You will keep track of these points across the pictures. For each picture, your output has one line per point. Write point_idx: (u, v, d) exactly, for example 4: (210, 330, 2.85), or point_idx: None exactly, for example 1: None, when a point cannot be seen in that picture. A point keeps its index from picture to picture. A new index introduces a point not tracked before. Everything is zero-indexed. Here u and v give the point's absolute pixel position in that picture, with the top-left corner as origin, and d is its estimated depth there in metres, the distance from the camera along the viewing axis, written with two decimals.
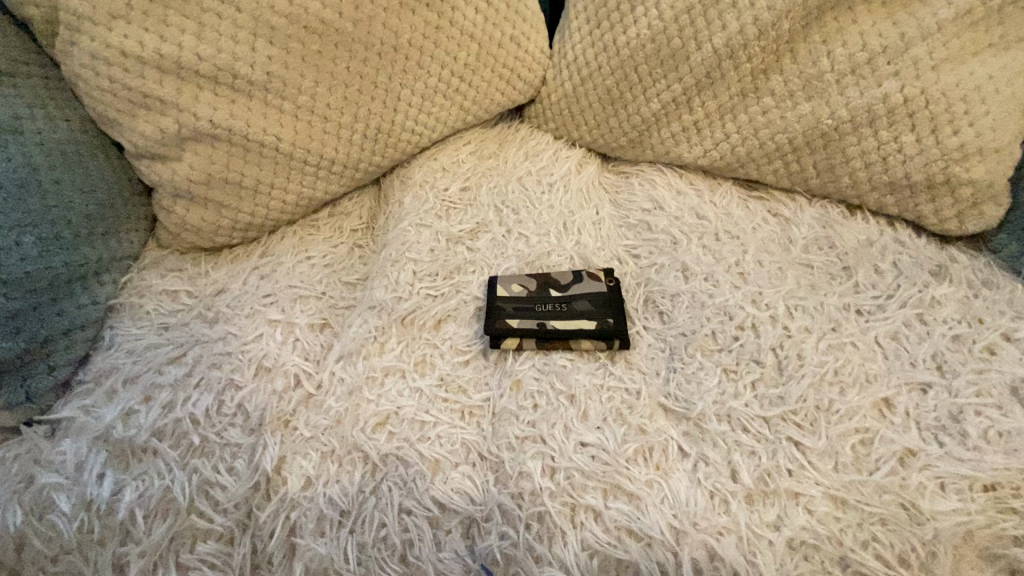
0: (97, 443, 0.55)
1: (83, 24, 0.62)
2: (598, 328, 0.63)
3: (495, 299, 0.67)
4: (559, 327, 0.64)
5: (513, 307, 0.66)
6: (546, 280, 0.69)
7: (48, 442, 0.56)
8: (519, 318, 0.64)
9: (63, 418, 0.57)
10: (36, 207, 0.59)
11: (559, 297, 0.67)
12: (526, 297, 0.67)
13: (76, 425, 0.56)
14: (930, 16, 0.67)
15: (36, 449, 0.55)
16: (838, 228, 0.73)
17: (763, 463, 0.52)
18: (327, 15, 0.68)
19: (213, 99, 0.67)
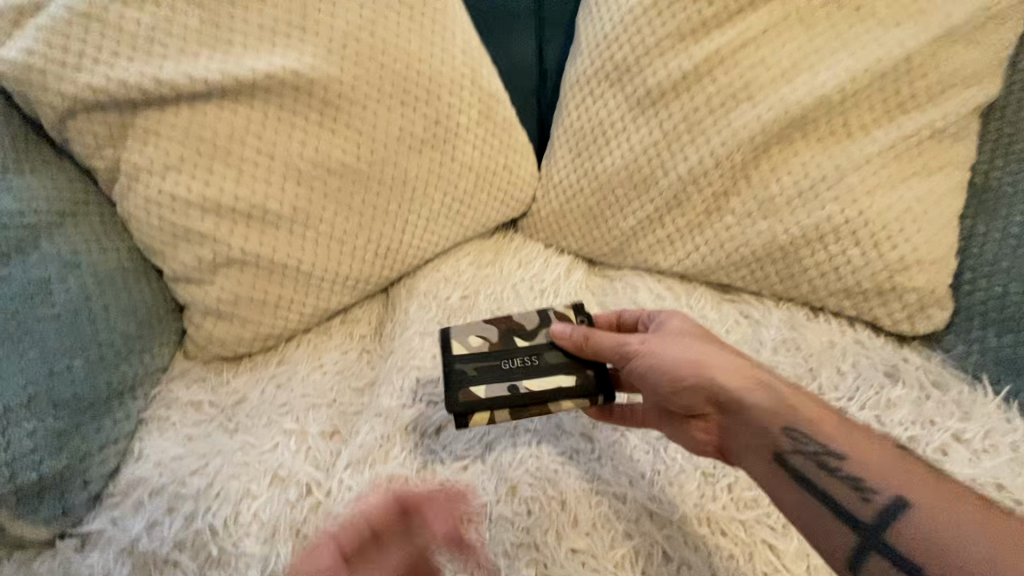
0: (122, 555, 0.62)
1: (141, 175, 0.74)
2: (577, 386, 0.64)
3: (455, 364, 0.65)
4: (532, 386, 0.63)
5: (474, 367, 0.64)
6: (508, 329, 0.68)
7: (77, 555, 0.62)
8: (483, 381, 0.63)
9: (93, 530, 0.64)
10: (87, 332, 0.68)
11: (526, 348, 0.66)
12: (487, 351, 0.66)
13: (105, 537, 0.63)
14: (859, 150, 0.78)
15: (66, 563, 0.62)
16: (804, 330, 0.82)
17: (740, 567, 0.59)
18: (346, 159, 0.79)
19: (245, 230, 0.77)
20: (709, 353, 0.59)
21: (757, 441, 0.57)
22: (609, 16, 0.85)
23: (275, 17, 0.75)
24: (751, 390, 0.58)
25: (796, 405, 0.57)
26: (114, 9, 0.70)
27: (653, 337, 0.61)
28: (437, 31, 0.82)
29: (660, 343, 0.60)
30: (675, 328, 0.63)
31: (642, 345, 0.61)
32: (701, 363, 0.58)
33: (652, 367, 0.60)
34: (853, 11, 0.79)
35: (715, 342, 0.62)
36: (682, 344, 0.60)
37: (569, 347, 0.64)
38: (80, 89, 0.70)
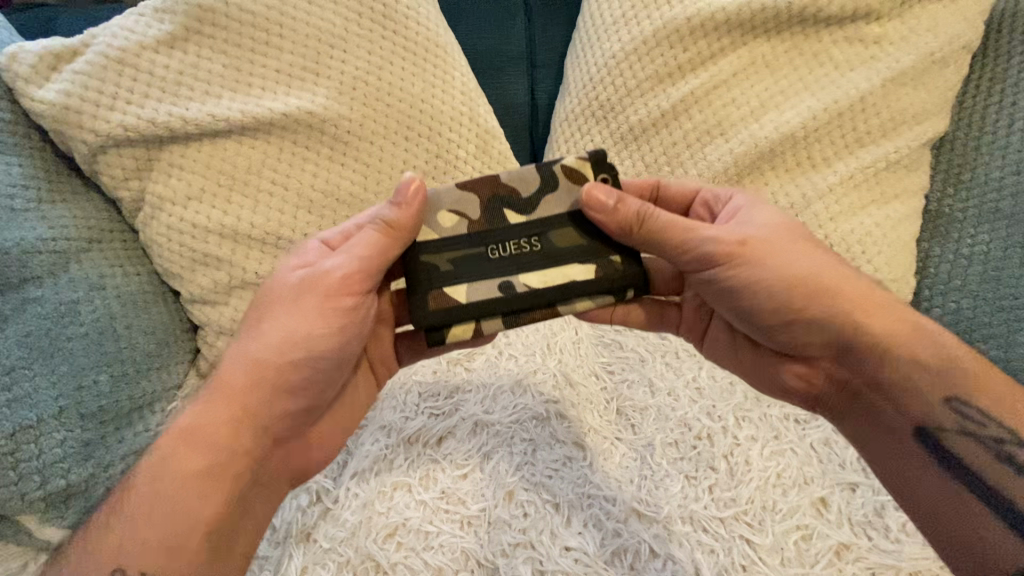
0: None
1: (164, 205, 0.79)
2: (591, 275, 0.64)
3: (423, 260, 0.63)
4: (531, 278, 0.63)
5: (455, 265, 0.63)
6: (501, 201, 0.65)
7: None
8: (470, 289, 0.63)
9: None
10: (111, 349, 0.74)
11: (528, 228, 0.64)
12: (479, 232, 0.64)
13: None
14: (821, 181, 0.86)
15: None
16: None
17: (721, 560, 0.65)
18: (355, 189, 0.85)
19: (259, 255, 0.82)
20: (809, 269, 0.61)
21: (868, 379, 0.63)
22: (594, 61, 0.94)
23: (291, 63, 0.83)
24: (839, 302, 0.61)
25: (882, 332, 0.61)
26: (145, 57, 0.78)
27: (751, 238, 0.62)
28: (438, 75, 0.90)
29: (765, 262, 0.61)
30: (760, 217, 0.65)
31: (743, 250, 0.61)
32: (803, 276, 0.61)
33: (750, 263, 0.61)
34: (812, 56, 0.88)
35: (798, 232, 0.64)
36: (772, 230, 0.63)
37: (616, 229, 0.62)
38: (113, 126, 0.76)
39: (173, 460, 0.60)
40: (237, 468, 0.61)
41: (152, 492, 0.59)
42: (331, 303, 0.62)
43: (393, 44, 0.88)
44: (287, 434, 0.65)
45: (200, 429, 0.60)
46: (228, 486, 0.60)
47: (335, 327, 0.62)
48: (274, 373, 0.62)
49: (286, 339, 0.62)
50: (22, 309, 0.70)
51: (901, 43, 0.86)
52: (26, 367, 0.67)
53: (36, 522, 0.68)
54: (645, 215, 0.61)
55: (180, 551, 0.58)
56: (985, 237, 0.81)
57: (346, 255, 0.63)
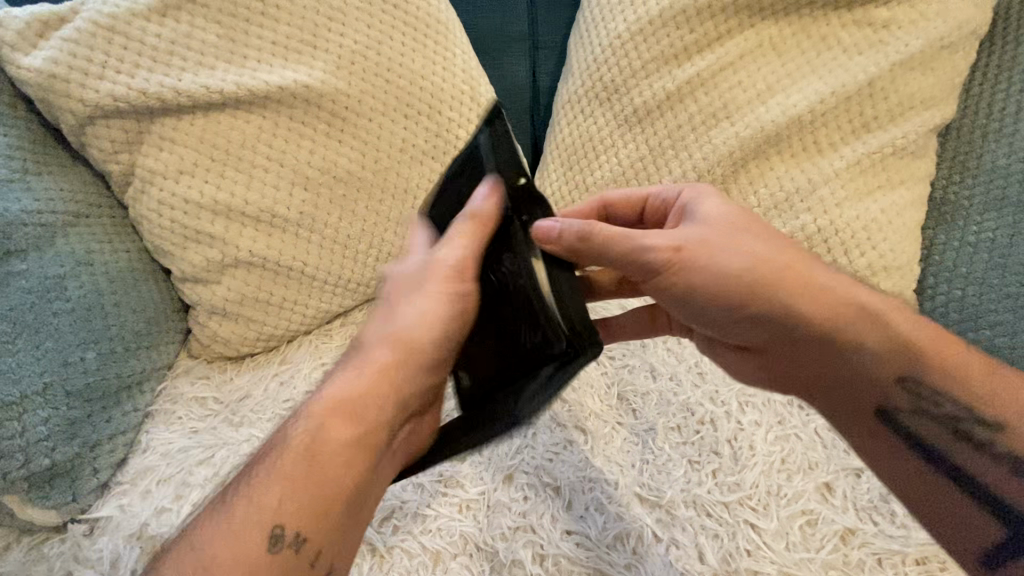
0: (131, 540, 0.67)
1: (155, 178, 0.77)
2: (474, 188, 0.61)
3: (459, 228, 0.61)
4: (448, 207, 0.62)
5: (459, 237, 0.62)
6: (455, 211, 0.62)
7: (87, 540, 0.68)
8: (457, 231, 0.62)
9: (102, 517, 0.69)
10: (99, 327, 0.73)
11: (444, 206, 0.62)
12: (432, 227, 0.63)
13: (113, 523, 0.69)
14: (828, 165, 0.84)
15: (77, 546, 0.68)
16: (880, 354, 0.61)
17: (725, 546, 0.64)
18: (353, 167, 0.83)
19: (253, 233, 0.80)
20: (761, 282, 0.58)
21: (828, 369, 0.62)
22: (598, 41, 0.92)
23: (288, 35, 0.80)
24: (804, 302, 0.59)
25: (921, 342, 0.60)
26: (136, 24, 0.75)
27: (688, 244, 0.58)
28: (438, 52, 0.88)
29: (705, 264, 0.58)
30: (709, 208, 0.62)
31: (682, 254, 0.58)
32: (740, 274, 0.58)
33: (693, 270, 0.58)
34: (820, 39, 0.86)
35: (753, 223, 0.61)
36: (732, 232, 0.60)
37: (564, 254, 0.55)
38: (102, 96, 0.73)
39: (288, 499, 0.55)
40: (337, 518, 0.56)
41: (220, 565, 0.54)
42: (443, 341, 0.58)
43: (393, 18, 0.85)
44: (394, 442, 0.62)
45: (322, 447, 0.57)
46: (330, 531, 0.56)
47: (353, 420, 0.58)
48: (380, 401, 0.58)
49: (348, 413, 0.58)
50: (7, 282, 0.69)
51: (910, 27, 0.84)
52: (10, 342, 0.67)
53: (19, 502, 0.66)
54: (587, 234, 0.54)
55: (299, 571, 0.55)
56: (991, 224, 0.80)
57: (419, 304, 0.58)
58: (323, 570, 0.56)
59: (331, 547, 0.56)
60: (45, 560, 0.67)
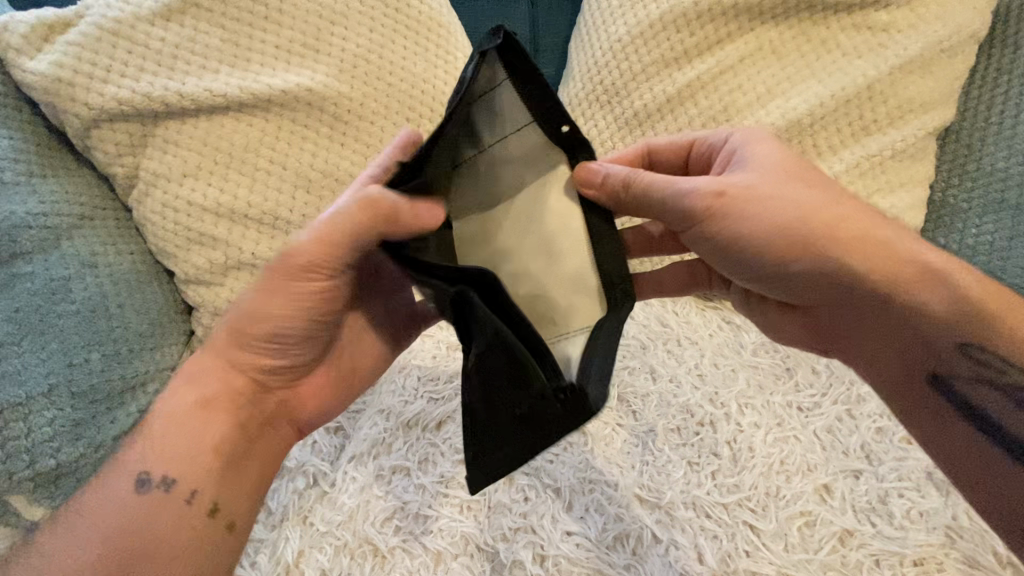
0: None
1: (159, 181, 0.77)
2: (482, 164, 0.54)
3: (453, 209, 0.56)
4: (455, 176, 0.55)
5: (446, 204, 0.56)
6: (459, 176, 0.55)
7: None
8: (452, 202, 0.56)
9: None
10: (103, 328, 0.74)
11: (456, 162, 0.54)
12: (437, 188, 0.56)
13: None
14: (827, 168, 0.85)
15: None
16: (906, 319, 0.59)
17: (724, 547, 0.65)
18: (355, 170, 0.83)
19: (256, 235, 0.80)
20: (804, 229, 0.57)
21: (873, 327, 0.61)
22: (599, 45, 0.93)
23: (291, 39, 0.81)
24: (844, 253, 0.58)
25: (975, 298, 0.58)
26: (140, 28, 0.76)
27: (731, 188, 0.58)
28: (440, 56, 0.88)
29: (748, 213, 0.57)
30: (760, 154, 0.61)
31: (723, 197, 0.58)
32: (790, 224, 0.57)
33: (731, 217, 0.58)
34: (819, 43, 0.86)
35: (801, 168, 0.61)
36: (780, 176, 0.59)
37: (605, 201, 0.57)
38: (107, 100, 0.74)
39: (148, 451, 0.60)
40: (208, 464, 0.60)
41: (93, 515, 0.57)
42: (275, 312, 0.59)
43: (395, 22, 0.86)
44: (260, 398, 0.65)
45: (172, 416, 0.61)
46: (203, 475, 0.59)
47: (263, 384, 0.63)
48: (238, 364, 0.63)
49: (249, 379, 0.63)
50: (12, 284, 0.70)
51: (909, 31, 0.84)
52: (16, 343, 0.68)
53: (24, 502, 0.67)
54: (630, 180, 0.56)
55: (185, 529, 0.57)
56: (991, 226, 0.81)
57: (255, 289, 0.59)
58: (203, 510, 0.58)
59: (208, 489, 0.59)
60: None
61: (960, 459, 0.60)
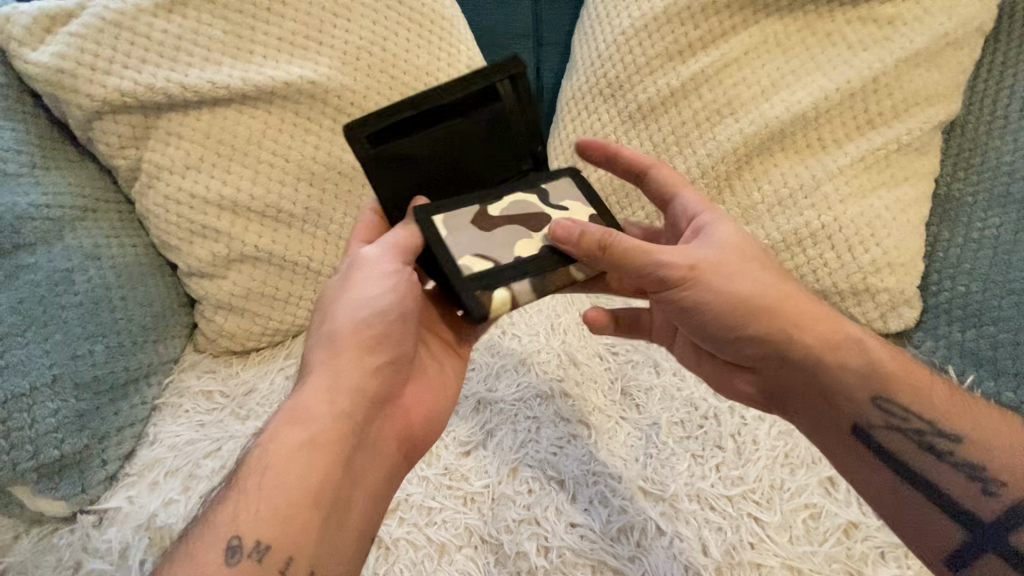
0: (140, 530, 0.68)
1: (162, 173, 0.77)
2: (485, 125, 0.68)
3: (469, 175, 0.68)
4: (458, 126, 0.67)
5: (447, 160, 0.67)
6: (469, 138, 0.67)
7: (96, 531, 0.69)
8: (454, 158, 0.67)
9: (111, 508, 0.70)
10: (107, 320, 0.74)
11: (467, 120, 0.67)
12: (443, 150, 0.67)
13: (122, 514, 0.69)
14: (832, 162, 0.84)
15: (86, 537, 0.68)
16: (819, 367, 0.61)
17: (728, 539, 0.65)
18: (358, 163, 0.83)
19: (259, 228, 0.80)
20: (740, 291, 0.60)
21: (808, 394, 0.61)
22: (602, 38, 0.92)
23: (294, 31, 0.81)
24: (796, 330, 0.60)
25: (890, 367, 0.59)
26: (143, 20, 0.75)
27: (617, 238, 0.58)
28: (443, 48, 0.88)
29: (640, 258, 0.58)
30: (720, 233, 0.63)
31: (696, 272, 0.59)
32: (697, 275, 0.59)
33: (625, 257, 0.58)
34: (824, 36, 0.86)
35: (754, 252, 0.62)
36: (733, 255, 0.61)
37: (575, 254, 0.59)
38: (109, 91, 0.74)
39: (245, 506, 0.53)
40: (308, 518, 0.53)
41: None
42: (343, 340, 0.61)
43: (398, 15, 0.85)
44: (365, 433, 0.60)
45: (276, 454, 0.55)
46: (303, 535, 0.53)
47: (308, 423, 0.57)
48: (332, 395, 0.59)
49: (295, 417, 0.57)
50: (15, 276, 0.70)
51: (914, 24, 0.84)
52: (19, 334, 0.67)
53: (28, 493, 0.67)
54: (607, 243, 0.58)
55: None
56: (996, 220, 0.80)
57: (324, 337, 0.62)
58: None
59: (302, 557, 0.53)
60: (55, 549, 0.68)
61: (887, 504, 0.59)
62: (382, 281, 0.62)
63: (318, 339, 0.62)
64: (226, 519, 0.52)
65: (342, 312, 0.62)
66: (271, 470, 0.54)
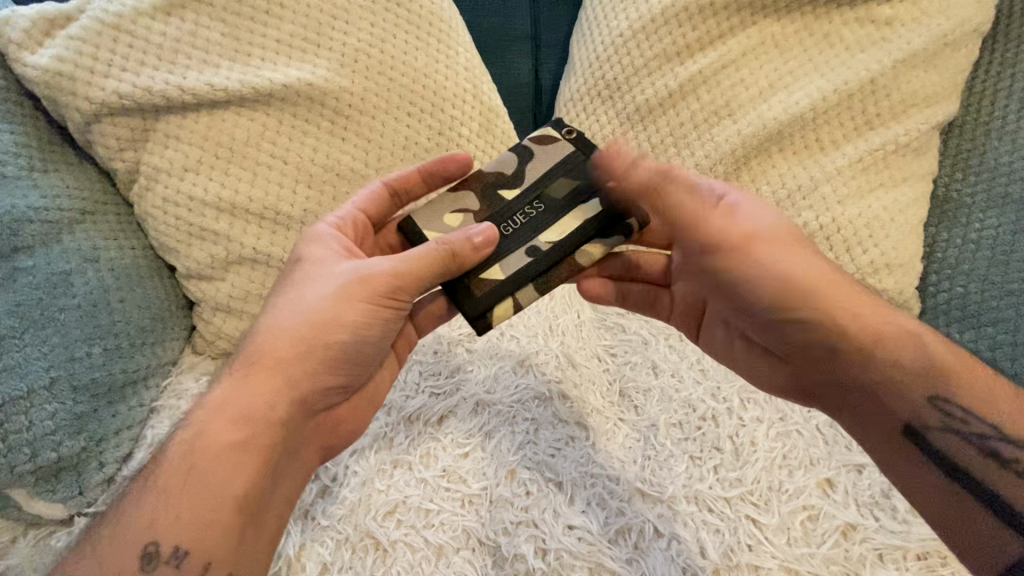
0: None
1: (160, 175, 0.77)
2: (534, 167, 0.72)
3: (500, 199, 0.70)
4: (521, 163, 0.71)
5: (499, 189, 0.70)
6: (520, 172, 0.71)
7: None
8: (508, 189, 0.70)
9: (108, 510, 0.70)
10: (105, 322, 0.74)
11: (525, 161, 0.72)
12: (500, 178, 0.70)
13: None
14: (830, 163, 0.84)
15: (83, 540, 0.68)
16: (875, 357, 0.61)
17: (726, 541, 0.64)
18: (356, 165, 0.83)
19: (257, 230, 0.80)
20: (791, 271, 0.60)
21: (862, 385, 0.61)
22: (600, 40, 0.92)
23: (292, 33, 0.81)
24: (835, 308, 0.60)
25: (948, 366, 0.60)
26: (141, 22, 0.75)
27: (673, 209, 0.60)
28: (442, 50, 0.88)
29: (691, 224, 0.60)
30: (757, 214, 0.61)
31: (743, 240, 0.60)
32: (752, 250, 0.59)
33: (679, 221, 0.60)
34: (822, 37, 0.86)
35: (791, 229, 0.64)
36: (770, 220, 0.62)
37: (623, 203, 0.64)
38: (107, 94, 0.74)
39: (166, 509, 0.56)
40: (229, 522, 0.57)
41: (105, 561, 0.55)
42: (372, 303, 0.63)
43: (396, 17, 0.86)
44: (297, 437, 0.64)
45: (201, 453, 0.58)
46: (222, 536, 0.57)
47: (236, 424, 0.59)
48: (273, 396, 0.61)
49: (228, 416, 0.60)
50: (13, 279, 0.70)
51: (912, 25, 0.84)
52: (17, 337, 0.67)
53: (26, 495, 0.67)
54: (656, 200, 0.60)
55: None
56: (993, 221, 0.80)
57: (339, 289, 0.63)
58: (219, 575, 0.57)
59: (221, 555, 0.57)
60: (52, 552, 0.67)
61: (929, 495, 0.60)
62: (324, 283, 0.63)
63: (285, 299, 0.63)
64: (156, 512, 0.56)
65: (299, 304, 0.63)
66: (192, 467, 0.58)
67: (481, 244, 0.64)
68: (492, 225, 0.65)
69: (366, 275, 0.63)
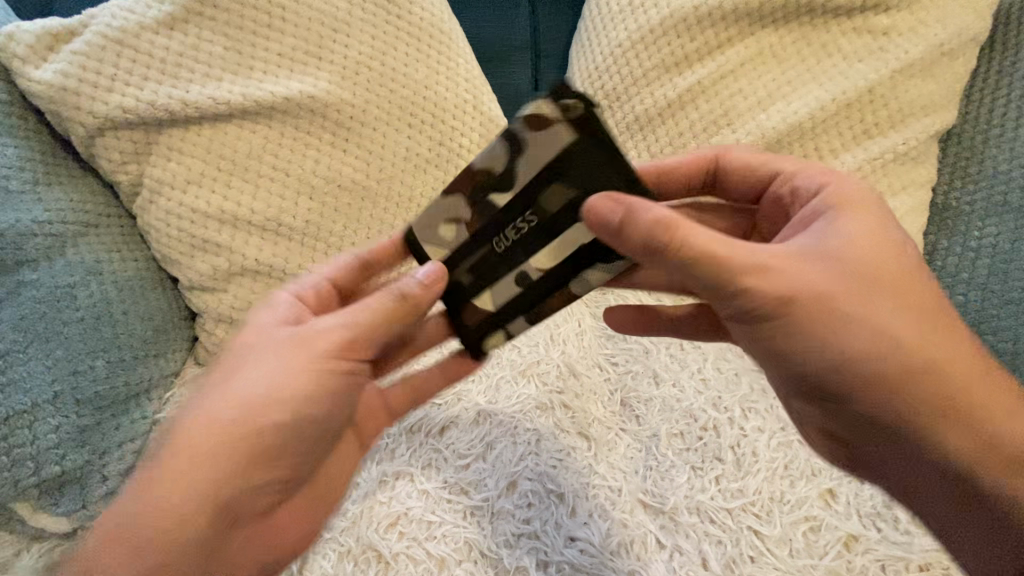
0: None
1: (163, 188, 0.78)
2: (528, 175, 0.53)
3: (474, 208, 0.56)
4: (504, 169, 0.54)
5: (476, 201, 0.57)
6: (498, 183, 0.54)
7: None
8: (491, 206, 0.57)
9: None
10: (108, 335, 0.74)
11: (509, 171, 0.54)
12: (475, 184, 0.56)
13: None
14: (828, 172, 0.84)
15: None
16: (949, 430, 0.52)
17: (728, 552, 0.65)
18: (358, 177, 0.84)
19: (259, 241, 0.80)
20: (873, 333, 0.51)
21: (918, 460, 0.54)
22: (600, 50, 0.93)
23: (293, 46, 0.81)
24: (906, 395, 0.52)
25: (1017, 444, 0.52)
26: (145, 37, 0.76)
27: (679, 225, 0.48)
28: (442, 62, 0.89)
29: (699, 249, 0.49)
30: (847, 235, 0.53)
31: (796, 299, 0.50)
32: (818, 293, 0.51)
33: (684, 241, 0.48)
34: (820, 47, 0.86)
35: (891, 270, 0.53)
36: (866, 251, 0.53)
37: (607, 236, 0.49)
38: (111, 108, 0.75)
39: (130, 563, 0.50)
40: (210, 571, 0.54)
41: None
42: (321, 368, 0.55)
43: (397, 29, 0.86)
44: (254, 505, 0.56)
45: (156, 514, 0.51)
46: None
47: (177, 501, 0.51)
48: (220, 469, 0.52)
49: (161, 503, 0.51)
50: (18, 292, 0.70)
51: (910, 34, 0.84)
52: (20, 351, 0.68)
53: (30, 510, 0.68)
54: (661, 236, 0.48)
55: None
56: (993, 230, 0.80)
57: (280, 361, 0.55)
58: None
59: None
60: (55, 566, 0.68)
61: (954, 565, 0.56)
62: (273, 348, 0.56)
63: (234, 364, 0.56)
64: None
65: (259, 357, 0.55)
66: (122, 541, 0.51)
67: (431, 280, 0.57)
68: (438, 262, 0.59)
69: (307, 338, 0.56)
